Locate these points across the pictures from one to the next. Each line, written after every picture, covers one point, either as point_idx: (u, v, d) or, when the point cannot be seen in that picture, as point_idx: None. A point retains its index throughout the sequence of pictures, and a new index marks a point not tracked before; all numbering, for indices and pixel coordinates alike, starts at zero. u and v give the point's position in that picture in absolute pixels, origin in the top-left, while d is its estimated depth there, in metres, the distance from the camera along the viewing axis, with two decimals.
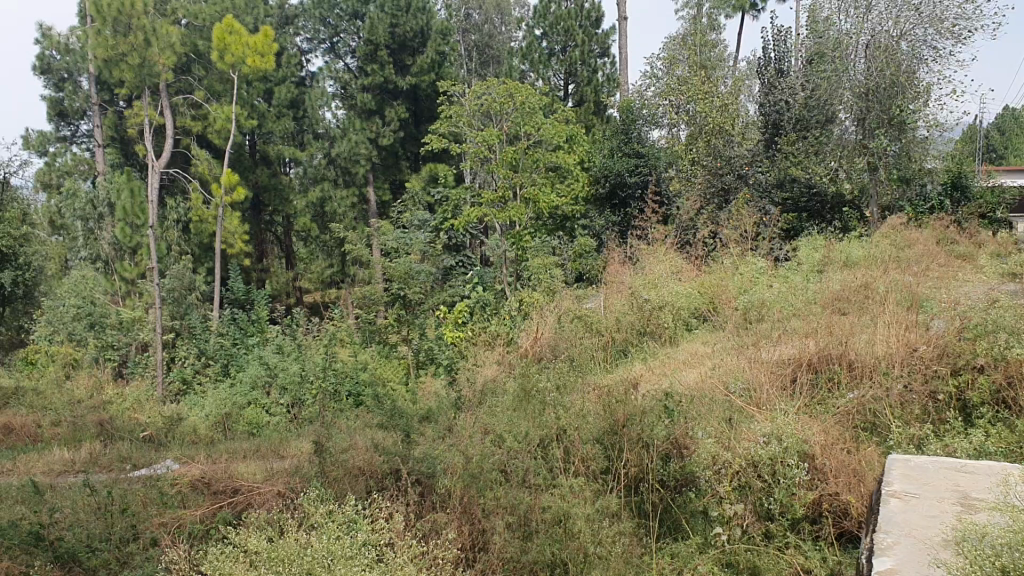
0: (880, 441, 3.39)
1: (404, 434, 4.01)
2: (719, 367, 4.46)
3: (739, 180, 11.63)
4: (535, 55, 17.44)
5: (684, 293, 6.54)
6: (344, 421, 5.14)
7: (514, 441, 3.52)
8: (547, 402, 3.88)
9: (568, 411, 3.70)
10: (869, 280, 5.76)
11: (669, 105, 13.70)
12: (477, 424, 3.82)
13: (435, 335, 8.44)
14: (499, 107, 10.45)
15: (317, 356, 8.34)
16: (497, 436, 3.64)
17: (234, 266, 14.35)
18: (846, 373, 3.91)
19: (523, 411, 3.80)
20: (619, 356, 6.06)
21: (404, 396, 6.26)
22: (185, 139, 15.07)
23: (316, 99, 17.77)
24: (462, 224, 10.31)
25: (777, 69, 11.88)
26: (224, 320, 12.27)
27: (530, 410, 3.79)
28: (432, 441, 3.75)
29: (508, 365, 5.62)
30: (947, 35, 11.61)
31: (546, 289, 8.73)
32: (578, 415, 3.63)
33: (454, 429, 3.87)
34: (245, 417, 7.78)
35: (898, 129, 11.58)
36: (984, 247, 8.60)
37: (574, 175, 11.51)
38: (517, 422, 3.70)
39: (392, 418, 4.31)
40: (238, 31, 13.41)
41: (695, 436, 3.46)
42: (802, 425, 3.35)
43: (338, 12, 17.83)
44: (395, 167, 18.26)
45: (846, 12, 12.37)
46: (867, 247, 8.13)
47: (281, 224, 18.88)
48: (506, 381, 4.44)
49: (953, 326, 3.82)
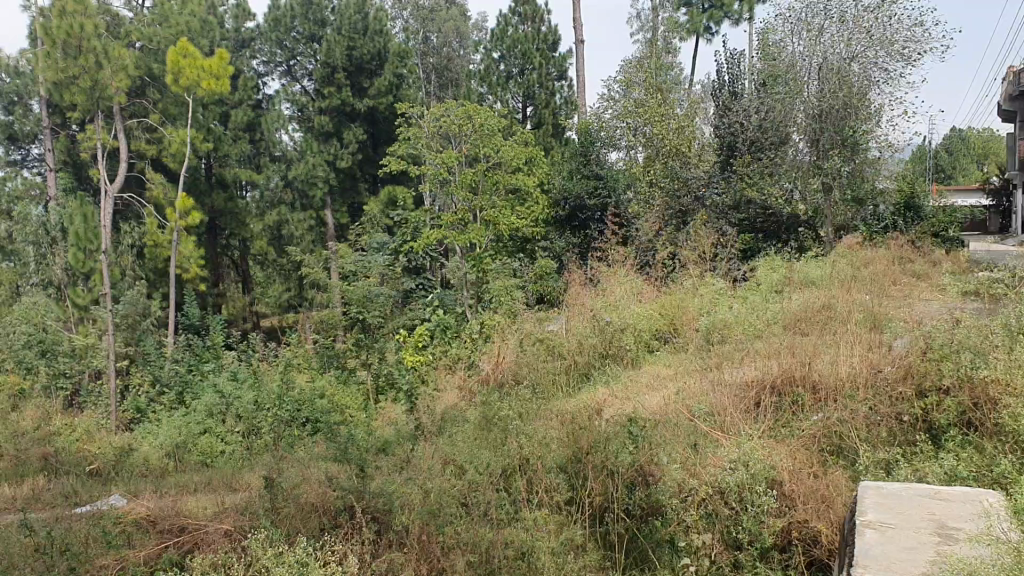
0: (847, 465, 3.35)
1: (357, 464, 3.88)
2: (682, 390, 4.41)
3: (697, 202, 11.84)
4: (493, 78, 17.46)
5: (645, 315, 6.50)
6: (300, 452, 4.99)
7: (476, 471, 3.42)
8: (508, 430, 3.77)
9: (531, 439, 3.59)
10: (828, 300, 5.79)
11: (626, 126, 13.71)
12: (437, 454, 3.70)
13: (396, 360, 8.33)
14: (457, 129, 10.44)
15: (274, 382, 8.18)
16: (457, 465, 3.55)
17: (190, 291, 14.11)
18: (811, 395, 3.86)
19: (484, 440, 3.69)
20: (582, 380, 5.98)
21: (364, 424, 6.15)
22: (140, 163, 14.83)
23: (271, 122, 17.54)
24: (422, 246, 10.20)
25: (730, 91, 11.89)
26: (179, 346, 12.03)
27: (491, 438, 3.70)
28: (390, 472, 3.64)
29: (469, 391, 5.54)
30: (898, 56, 11.59)
31: (508, 310, 8.68)
32: (540, 442, 3.54)
33: (412, 458, 3.76)
34: (201, 446, 7.59)
35: (852, 149, 11.64)
36: (938, 266, 8.72)
37: (534, 198, 11.47)
38: (478, 451, 3.60)
39: (349, 447, 4.19)
40: (193, 53, 13.29)
41: (660, 464, 3.39)
42: (768, 451, 3.29)
43: (295, 35, 17.73)
44: (354, 190, 18.20)
45: (795, 32, 12.21)
46: (824, 267, 8.19)
47: (238, 249, 18.63)
48: (465, 408, 4.33)
49: (916, 347, 3.81)
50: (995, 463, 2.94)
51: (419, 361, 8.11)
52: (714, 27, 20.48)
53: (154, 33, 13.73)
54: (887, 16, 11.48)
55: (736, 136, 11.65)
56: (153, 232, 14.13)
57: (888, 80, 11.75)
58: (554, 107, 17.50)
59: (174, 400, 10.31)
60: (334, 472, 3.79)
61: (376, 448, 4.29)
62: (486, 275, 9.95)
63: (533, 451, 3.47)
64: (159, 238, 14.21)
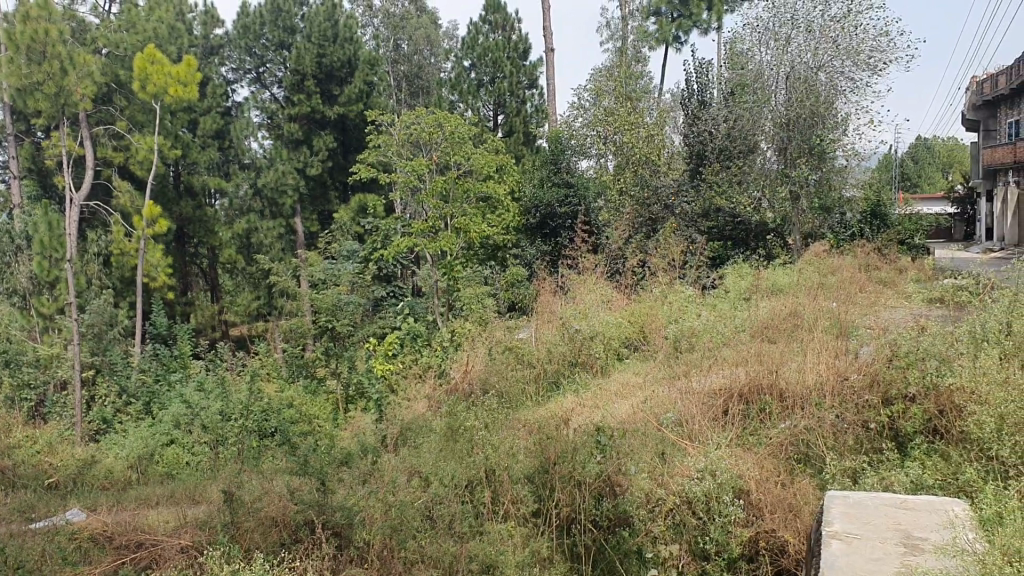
0: (815, 473, 3.35)
1: (320, 477, 3.82)
2: (650, 399, 4.39)
3: (666, 211, 11.72)
4: (463, 86, 17.44)
5: (614, 323, 6.49)
6: (266, 464, 4.91)
7: (441, 484, 3.38)
8: (475, 440, 3.74)
9: (497, 450, 3.55)
10: (795, 308, 5.81)
11: (596, 135, 13.75)
12: (402, 466, 3.66)
13: (366, 368, 8.27)
14: (427, 137, 10.36)
15: (242, 391, 8.08)
16: (422, 477, 3.51)
17: (157, 300, 13.95)
18: (778, 404, 3.86)
19: (451, 451, 3.66)
20: (551, 388, 5.94)
21: (333, 434, 6.09)
22: (106, 171, 14.65)
23: (240, 130, 17.63)
24: (392, 254, 10.11)
25: (700, 100, 12.03)
26: (145, 356, 11.86)
27: (457, 449, 3.66)
28: (355, 484, 3.59)
29: (438, 401, 5.48)
30: (864, 66, 12.03)
31: (479, 318, 8.65)
32: (506, 453, 3.51)
33: (377, 471, 3.71)
34: (168, 457, 7.48)
35: (819, 158, 11.83)
36: (905, 273, 8.81)
37: (505, 205, 11.43)
38: (444, 463, 3.56)
39: (314, 460, 4.13)
40: (160, 60, 13.17)
41: (628, 474, 3.36)
42: (735, 460, 3.28)
43: (265, 42, 17.64)
44: (324, 198, 18.09)
45: (764, 42, 12.75)
46: (792, 275, 8.24)
47: (206, 257, 18.44)
48: (433, 418, 4.29)
49: (882, 354, 3.82)
50: (960, 471, 2.94)
51: (389, 370, 8.04)
52: (683, 36, 20.61)
53: (121, 40, 13.57)
54: (853, 27, 11.94)
55: (705, 144, 11.62)
56: (120, 240, 13.95)
57: (854, 90, 12.18)
58: (524, 115, 17.52)
59: (140, 411, 10.15)
60: (297, 485, 3.73)
61: (342, 459, 4.23)
62: (457, 283, 9.91)
63: (500, 462, 3.43)
64: (126, 246, 14.02)
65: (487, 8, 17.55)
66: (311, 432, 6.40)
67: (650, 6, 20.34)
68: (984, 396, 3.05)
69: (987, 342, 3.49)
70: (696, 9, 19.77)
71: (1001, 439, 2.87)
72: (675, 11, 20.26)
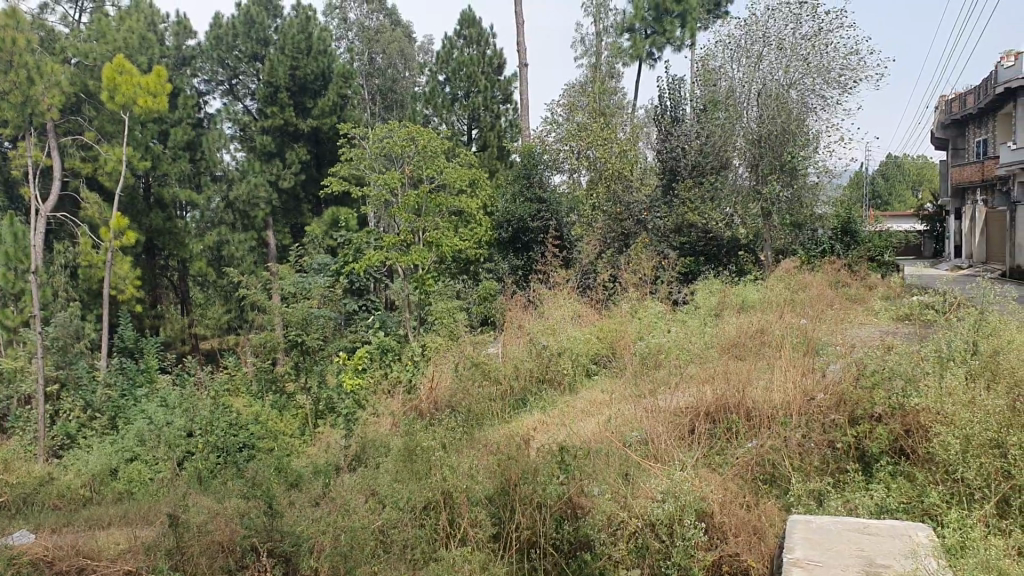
0: (780, 494, 3.29)
1: (274, 498, 3.74)
2: (616, 417, 4.32)
3: (638, 226, 11.73)
4: (437, 100, 17.39)
5: (583, 339, 6.46)
6: (228, 482, 4.81)
7: (396, 506, 3.29)
8: (433, 460, 3.64)
9: (456, 471, 3.46)
10: (763, 324, 5.81)
11: (569, 150, 13.73)
12: (360, 488, 3.59)
13: (335, 383, 8.17)
14: (400, 150, 10.20)
15: (207, 404, 7.96)
16: (380, 500, 3.42)
17: (125, 314, 13.75)
18: (744, 424, 3.81)
19: (409, 472, 3.57)
20: (518, 405, 5.86)
21: (301, 452, 5.99)
22: (74, 181, 14.45)
23: (214, 141, 17.35)
24: (362, 267, 9.98)
25: (672, 117, 12.07)
26: (112, 370, 11.67)
27: (417, 470, 3.57)
28: (313, 511, 3.50)
29: (404, 416, 5.44)
30: (834, 84, 12.16)
31: (449, 333, 8.58)
32: (466, 473, 3.42)
33: (333, 494, 3.63)
34: (131, 474, 7.34)
35: (791, 174, 11.87)
36: (874, 290, 8.87)
37: (477, 220, 11.40)
38: (402, 485, 3.48)
39: (273, 482, 4.04)
40: (129, 70, 13.06)
41: (590, 495, 3.29)
42: (699, 482, 3.22)
43: (237, 53, 17.69)
44: (296, 211, 17.99)
45: (735, 59, 12.72)
46: (763, 291, 8.25)
47: (176, 269, 18.23)
48: (395, 436, 4.21)
49: (848, 373, 3.79)
50: (926, 494, 2.89)
51: (357, 385, 7.95)
52: (656, 52, 20.72)
53: (90, 50, 13.39)
54: (823, 44, 12.02)
55: (679, 160, 11.60)
56: (87, 252, 13.74)
57: (824, 107, 12.31)
58: (498, 129, 17.52)
59: (106, 425, 9.96)
60: (250, 510, 3.62)
61: (302, 479, 4.14)
62: (428, 297, 9.84)
63: (459, 484, 3.35)
64: (93, 258, 13.81)
65: (461, 22, 17.55)
66: (279, 450, 6.30)
67: (624, 23, 20.45)
68: (948, 417, 3.02)
69: (953, 362, 3.46)
70: (669, 26, 19.89)
71: (967, 461, 2.82)
72: (648, 28, 20.39)
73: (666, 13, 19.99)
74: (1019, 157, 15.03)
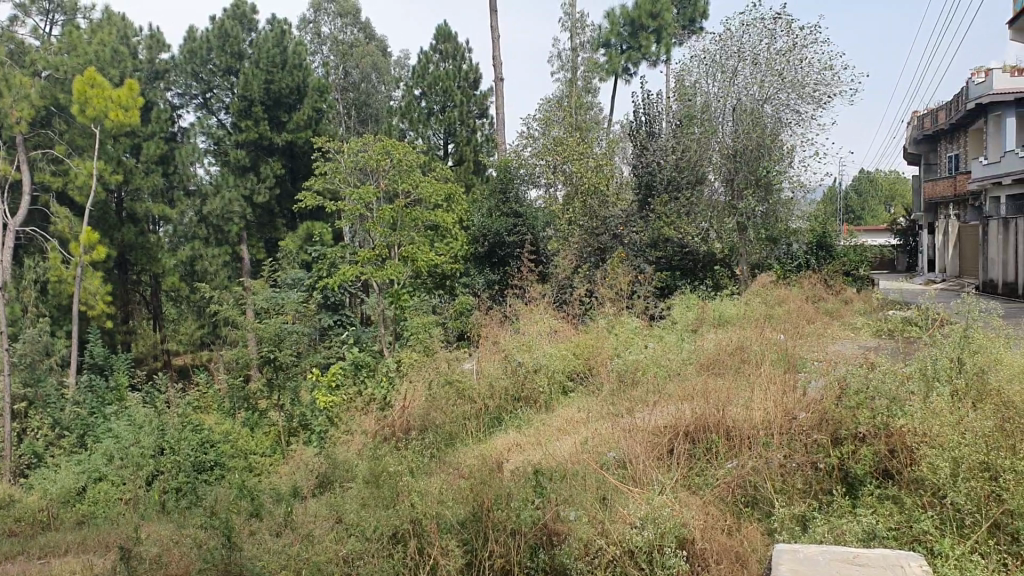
0: (762, 518, 3.21)
1: (240, 528, 3.59)
2: (593, 436, 4.26)
3: (614, 240, 11.47)
4: (413, 114, 17.28)
5: (559, 355, 6.36)
6: (197, 507, 4.65)
7: (363, 536, 3.17)
8: (402, 485, 3.51)
9: (425, 498, 3.32)
10: (742, 340, 5.73)
11: (545, 164, 13.60)
12: (328, 517, 3.46)
13: (308, 401, 7.99)
14: (376, 164, 10.09)
15: (177, 421, 7.79)
16: (347, 528, 3.29)
17: (94, 330, 13.51)
18: (724, 443, 3.73)
19: (379, 499, 3.43)
20: (493, 424, 5.74)
21: (272, 472, 5.86)
22: (44, 196, 14.22)
23: (185, 155, 17.13)
24: (336, 281, 9.79)
25: (649, 131, 11.95)
26: (81, 387, 11.44)
27: (386, 497, 3.43)
28: (278, 544, 3.35)
29: (375, 438, 5.31)
30: (809, 99, 12.17)
31: (425, 349, 8.46)
32: (437, 500, 3.29)
33: (300, 526, 3.48)
34: (99, 495, 7.15)
35: (766, 189, 11.94)
36: (850, 305, 8.85)
37: (453, 235, 11.29)
38: (371, 512, 3.36)
39: (237, 512, 3.90)
40: (101, 84, 12.89)
41: (567, 521, 3.19)
42: (679, 507, 3.12)
43: (212, 67, 17.50)
44: (271, 225, 17.86)
45: (710, 73, 12.75)
46: (741, 306, 8.19)
47: (148, 285, 17.96)
48: (366, 457, 4.08)
49: (830, 391, 3.70)
50: (914, 519, 2.81)
51: (331, 402, 7.81)
52: (632, 68, 20.76)
53: (61, 62, 13.07)
54: (797, 60, 12.05)
55: (654, 175, 11.54)
56: (57, 267, 13.50)
57: (798, 122, 12.36)
58: (475, 144, 17.47)
59: (74, 444, 9.73)
60: (212, 540, 3.47)
61: (270, 507, 4.01)
62: (404, 312, 9.71)
63: (430, 509, 3.22)
64: (63, 273, 13.57)
65: (437, 37, 17.50)
66: (252, 473, 6.17)
67: (599, 38, 20.46)
68: (935, 438, 2.94)
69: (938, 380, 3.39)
70: (645, 41, 19.95)
71: (956, 484, 2.75)
72: (624, 43, 20.45)
73: (642, 28, 20.05)
74: (990, 172, 15.17)
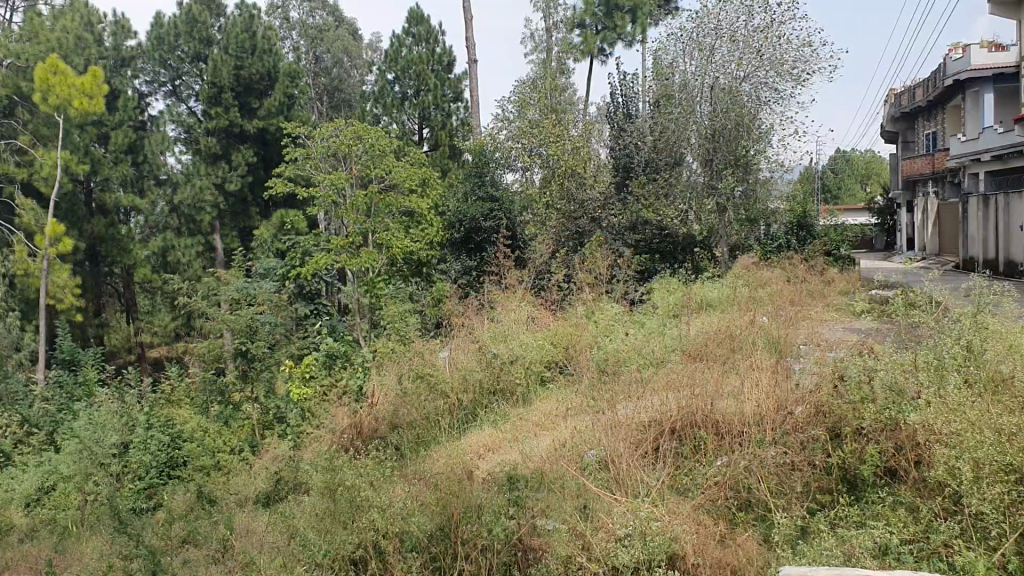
0: (757, 524, 3.01)
1: (192, 559, 3.31)
2: (572, 431, 4.08)
3: (593, 224, 11.31)
4: (387, 99, 16.90)
5: (536, 345, 6.07)
6: (164, 520, 4.36)
7: (313, 560, 2.91)
8: (357, 498, 3.22)
9: (389, 510, 3.05)
10: (726, 326, 5.53)
11: (521, 148, 13.18)
12: (284, 543, 3.19)
13: (283, 395, 7.65)
14: (347, 150, 9.72)
15: (149, 419, 7.48)
16: (298, 550, 3.02)
17: (62, 324, 13.10)
18: (714, 440, 3.52)
19: (337, 516, 3.17)
20: (467, 420, 5.50)
21: (243, 475, 5.60)
22: (8, 188, 13.79)
23: (156, 144, 16.41)
24: (309, 271, 9.40)
25: (626, 113, 11.83)
26: (49, 384, 11.09)
27: (342, 511, 3.17)
28: None
29: (342, 443, 5.13)
30: (787, 77, 11.93)
31: (402, 339, 8.18)
32: (400, 513, 3.03)
33: (253, 554, 3.21)
34: (60, 498, 6.80)
35: (745, 168, 11.71)
36: (832, 286, 8.70)
37: (428, 220, 10.96)
38: (327, 530, 3.09)
39: (195, 539, 3.63)
40: (64, 71, 12.48)
41: (543, 535, 2.98)
42: (664, 515, 2.90)
43: (180, 53, 17.12)
44: (244, 214, 17.48)
45: (688, 52, 12.38)
46: (723, 289, 8.02)
47: (119, 276, 17.51)
48: (326, 462, 3.81)
49: (826, 381, 3.49)
50: (933, 529, 2.61)
51: (305, 395, 7.50)
52: (607, 48, 20.44)
53: (22, 50, 12.96)
54: (776, 37, 11.76)
55: (632, 157, 11.43)
56: (22, 260, 13.07)
57: (778, 100, 12.13)
58: (450, 128, 17.19)
59: (43, 441, 9.40)
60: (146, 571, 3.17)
61: (228, 532, 3.71)
62: (379, 301, 9.41)
63: (394, 525, 2.97)
64: (29, 266, 13.14)
65: (409, 20, 17.12)
66: (223, 475, 6.03)
67: (574, 18, 20.10)
68: (948, 436, 2.69)
69: (950, 365, 3.08)
70: (620, 22, 19.68)
71: (977, 488, 2.50)
72: (598, 23, 20.13)
73: (617, 7, 19.68)
74: (968, 150, 15.03)
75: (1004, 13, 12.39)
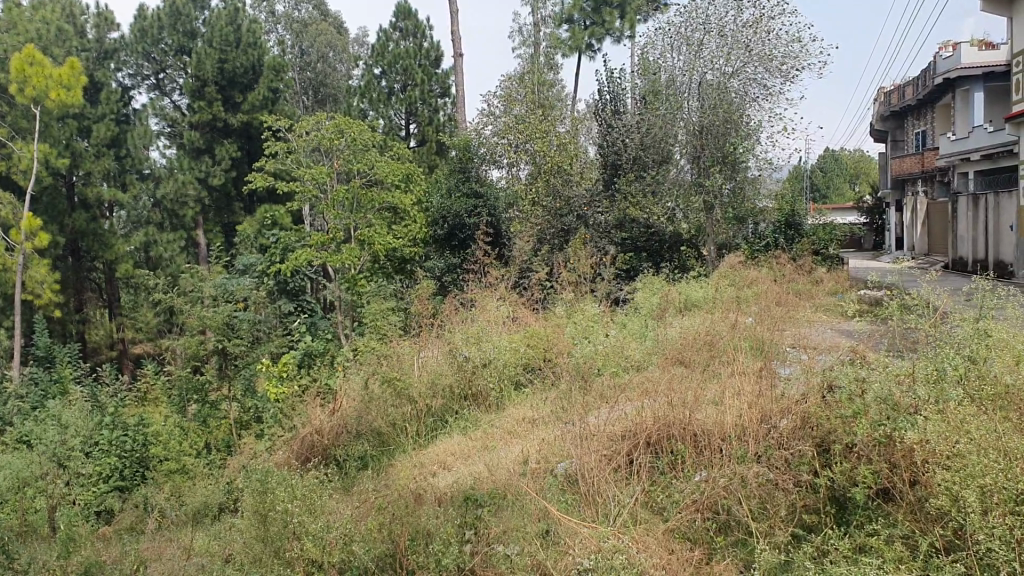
0: (735, 550, 2.84)
1: None
2: (542, 441, 3.91)
3: (579, 221, 11.16)
4: (374, 94, 16.55)
5: (511, 348, 5.83)
6: (123, 555, 4.03)
7: None
8: (289, 521, 3.07)
9: (329, 535, 2.99)
10: (710, 328, 5.34)
11: (507, 143, 12.57)
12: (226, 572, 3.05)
13: (258, 394, 7.32)
14: (328, 144, 9.37)
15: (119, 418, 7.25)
16: None
17: (39, 320, 12.71)
18: (692, 453, 3.35)
19: (269, 543, 3.03)
20: (437, 427, 5.33)
21: (211, 481, 5.41)
22: None
23: (139, 137, 16.13)
24: (288, 268, 9.10)
25: (613, 109, 11.53)
26: (22, 381, 10.77)
27: (274, 537, 3.02)
28: None
29: (302, 458, 5.03)
30: (777, 73, 11.83)
31: (382, 338, 7.90)
32: (341, 539, 2.96)
33: None
34: None
35: (732, 166, 11.55)
36: (823, 286, 8.52)
37: (411, 217, 10.74)
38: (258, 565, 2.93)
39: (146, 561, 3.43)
40: (40, 61, 12.13)
41: (496, 564, 2.90)
42: (632, 545, 2.72)
43: (163, 46, 16.87)
44: (228, 210, 17.19)
45: (676, 47, 12.43)
46: (710, 288, 7.82)
47: (101, 271, 17.16)
48: (270, 475, 3.58)
49: (814, 391, 3.29)
50: (930, 562, 2.40)
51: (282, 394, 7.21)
52: (596, 44, 20.22)
53: None
54: (765, 32, 11.68)
55: (620, 155, 11.15)
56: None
57: (767, 97, 11.97)
58: (437, 123, 16.96)
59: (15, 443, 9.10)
60: None
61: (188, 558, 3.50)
62: (361, 298, 9.16)
63: (334, 555, 2.90)
64: (5, 261, 12.75)
65: (397, 14, 16.85)
66: (200, 474, 5.97)
67: (562, 13, 19.84)
68: (950, 458, 2.47)
69: (951, 378, 2.83)
70: (609, 17, 19.54)
71: (985, 520, 2.28)
72: (587, 19, 19.92)
73: (605, 3, 19.57)
74: (958, 148, 14.87)
75: (996, 9, 12.16)
